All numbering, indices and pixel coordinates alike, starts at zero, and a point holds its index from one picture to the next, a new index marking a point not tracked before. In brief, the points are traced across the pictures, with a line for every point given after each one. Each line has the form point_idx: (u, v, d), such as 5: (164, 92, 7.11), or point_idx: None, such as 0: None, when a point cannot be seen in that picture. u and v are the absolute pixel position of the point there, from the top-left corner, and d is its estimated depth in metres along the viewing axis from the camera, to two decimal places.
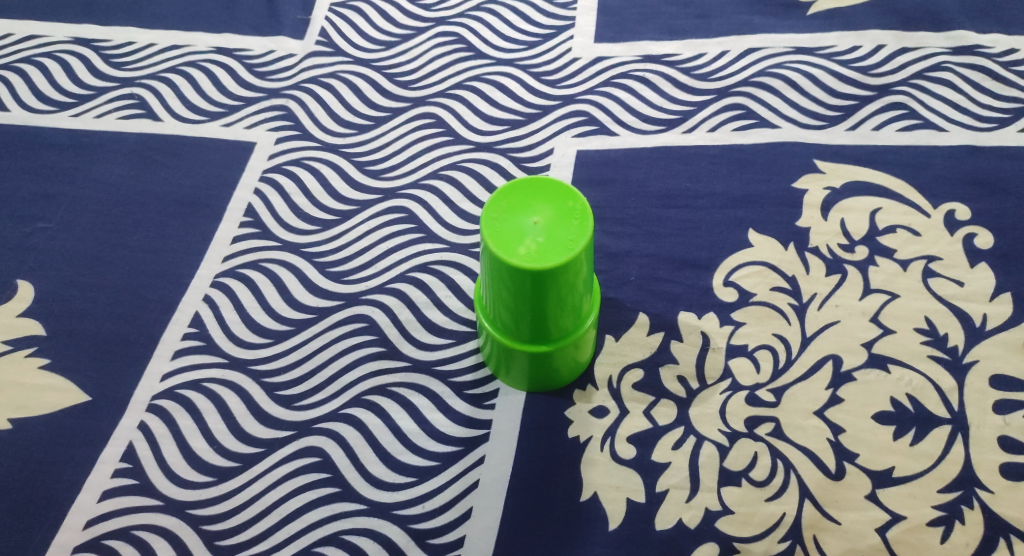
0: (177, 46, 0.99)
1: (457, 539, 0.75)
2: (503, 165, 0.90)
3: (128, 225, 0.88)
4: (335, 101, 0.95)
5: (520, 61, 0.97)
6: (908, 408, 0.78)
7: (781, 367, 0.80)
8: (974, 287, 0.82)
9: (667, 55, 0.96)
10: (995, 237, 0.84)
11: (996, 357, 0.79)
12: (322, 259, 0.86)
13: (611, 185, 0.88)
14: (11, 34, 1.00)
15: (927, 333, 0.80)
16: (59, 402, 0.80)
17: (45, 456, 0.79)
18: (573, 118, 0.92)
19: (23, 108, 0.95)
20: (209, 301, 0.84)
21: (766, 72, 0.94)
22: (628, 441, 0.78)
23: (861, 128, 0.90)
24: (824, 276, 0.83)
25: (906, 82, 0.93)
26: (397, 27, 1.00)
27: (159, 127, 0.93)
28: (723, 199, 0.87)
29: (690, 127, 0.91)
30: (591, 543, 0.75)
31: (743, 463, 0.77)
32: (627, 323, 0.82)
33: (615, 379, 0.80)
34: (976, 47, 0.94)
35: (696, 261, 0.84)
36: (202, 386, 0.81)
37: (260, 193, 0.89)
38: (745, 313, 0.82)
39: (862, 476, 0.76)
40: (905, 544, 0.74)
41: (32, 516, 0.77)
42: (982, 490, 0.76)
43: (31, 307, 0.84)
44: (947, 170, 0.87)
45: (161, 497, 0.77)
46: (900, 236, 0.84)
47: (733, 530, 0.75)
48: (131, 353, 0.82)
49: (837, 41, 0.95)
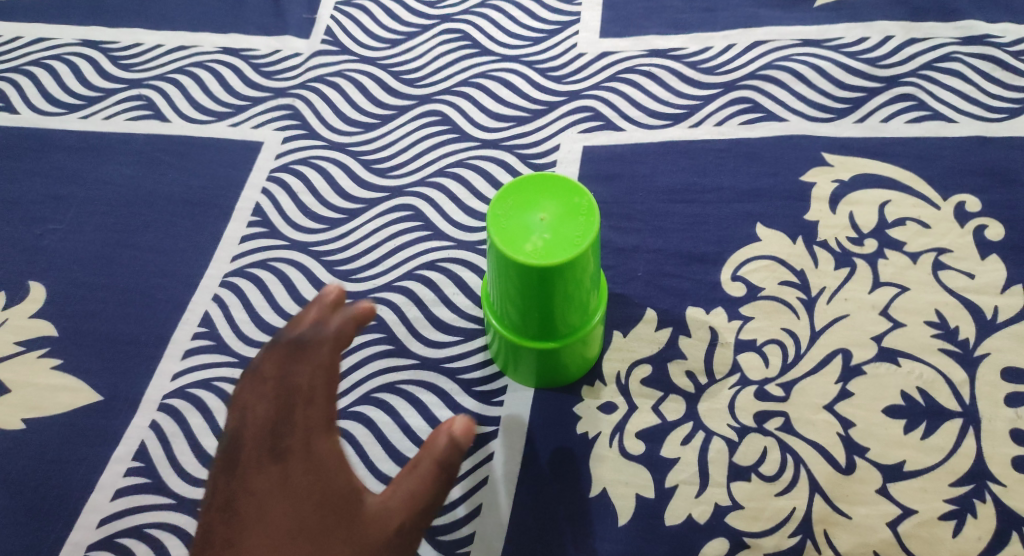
0: (185, 47, 0.99)
1: (467, 535, 0.75)
2: (510, 161, 0.90)
3: (138, 226, 0.89)
4: (342, 100, 0.95)
5: (525, 57, 0.96)
6: (919, 401, 0.78)
7: (790, 361, 0.79)
8: (985, 280, 0.81)
9: (673, 49, 0.95)
10: (1006, 228, 0.83)
11: (1007, 349, 0.79)
12: (330, 258, 0.86)
13: (618, 181, 0.88)
14: (20, 37, 1.00)
15: (938, 326, 0.80)
16: (71, 401, 0.81)
17: (58, 456, 0.79)
18: (579, 113, 0.92)
19: (33, 111, 0.95)
20: (219, 300, 0.85)
21: (773, 65, 0.93)
22: (637, 437, 0.78)
23: (869, 120, 0.89)
24: (833, 270, 0.83)
25: (914, 73, 0.92)
26: (402, 25, 1.00)
27: (167, 128, 0.94)
28: (731, 193, 0.87)
29: (696, 121, 0.91)
30: (600, 539, 0.75)
31: (752, 458, 0.77)
32: (636, 318, 0.82)
33: (624, 375, 0.80)
34: (985, 37, 0.93)
35: (704, 256, 0.84)
36: (212, 385, 0.81)
37: (267, 192, 0.90)
38: (753, 307, 0.82)
39: (873, 470, 0.76)
40: (917, 538, 0.74)
41: (47, 515, 0.77)
42: (994, 483, 0.75)
43: (43, 308, 0.85)
44: (957, 161, 0.87)
45: (173, 495, 0.78)
46: (910, 228, 0.84)
47: (743, 526, 0.75)
48: (142, 353, 0.83)
49: (845, 33, 0.95)
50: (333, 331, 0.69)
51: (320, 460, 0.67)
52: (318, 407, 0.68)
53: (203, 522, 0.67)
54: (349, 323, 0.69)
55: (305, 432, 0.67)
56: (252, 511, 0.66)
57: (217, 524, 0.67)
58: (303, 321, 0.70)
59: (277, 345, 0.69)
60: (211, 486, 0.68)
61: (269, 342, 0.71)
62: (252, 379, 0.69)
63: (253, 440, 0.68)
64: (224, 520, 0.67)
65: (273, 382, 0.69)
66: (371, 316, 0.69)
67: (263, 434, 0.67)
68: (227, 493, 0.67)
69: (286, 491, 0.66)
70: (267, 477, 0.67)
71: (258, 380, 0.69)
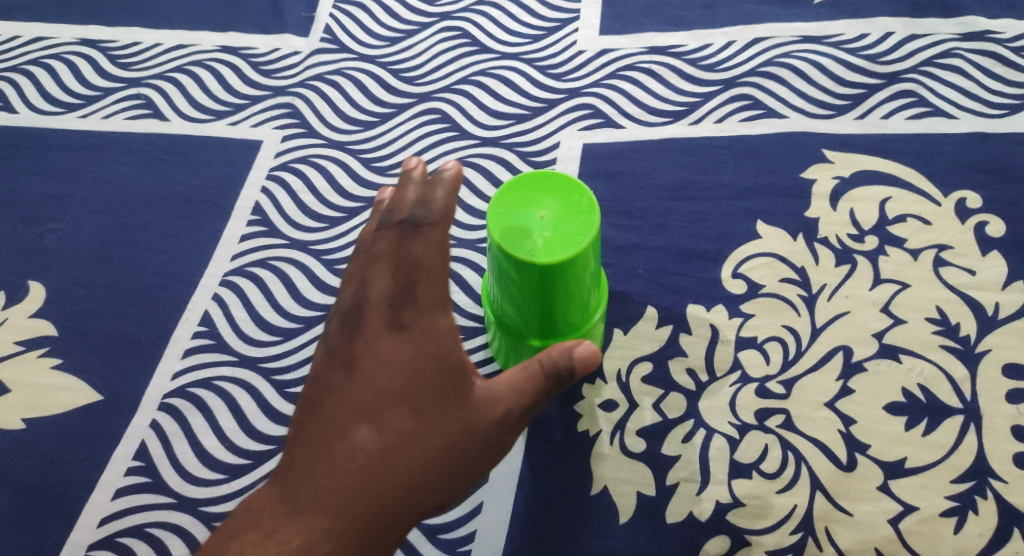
0: (183, 45, 0.99)
1: (468, 534, 0.75)
2: (509, 159, 0.90)
3: (137, 225, 0.88)
4: (342, 98, 0.95)
5: (524, 54, 0.96)
6: (920, 398, 0.78)
7: (791, 359, 0.79)
8: (986, 276, 0.81)
9: (673, 46, 0.95)
10: (1007, 224, 0.83)
11: (1008, 346, 0.79)
12: (330, 256, 0.86)
13: (618, 178, 0.88)
14: (18, 37, 1.00)
15: (939, 323, 0.80)
16: (71, 401, 0.81)
17: (58, 455, 0.79)
18: (579, 111, 0.92)
19: (32, 110, 0.95)
20: (218, 299, 0.85)
21: (773, 62, 0.93)
22: (638, 434, 0.78)
23: (870, 117, 0.89)
24: (833, 267, 0.82)
25: (914, 69, 0.92)
26: (401, 22, 0.99)
27: (166, 126, 0.94)
28: (731, 190, 0.87)
29: (696, 118, 0.91)
30: (602, 536, 0.75)
31: (753, 455, 0.77)
32: (636, 316, 0.82)
33: (624, 372, 0.80)
34: (986, 33, 0.93)
35: (705, 253, 0.84)
36: (212, 384, 0.81)
37: (267, 191, 0.89)
38: (754, 305, 0.81)
39: (874, 467, 0.76)
40: (918, 535, 0.74)
41: (47, 514, 0.77)
42: (996, 480, 0.75)
43: (43, 308, 0.85)
44: (957, 157, 0.86)
45: (173, 494, 0.78)
46: (910, 225, 0.84)
47: (744, 523, 0.75)
48: (142, 352, 0.83)
49: (845, 29, 0.94)
50: (435, 219, 0.68)
51: (437, 336, 0.67)
52: (435, 281, 0.67)
53: (312, 386, 0.68)
54: (450, 202, 0.68)
55: (427, 308, 0.67)
56: (366, 376, 0.66)
57: (328, 384, 0.67)
58: (411, 197, 0.69)
59: (392, 217, 0.69)
60: (323, 348, 0.68)
61: (378, 218, 0.70)
62: (368, 254, 0.69)
63: (376, 309, 0.67)
64: (336, 382, 0.67)
65: (388, 258, 0.68)
66: (462, 183, 0.68)
67: (384, 307, 0.67)
68: (340, 356, 0.67)
69: (401, 362, 0.66)
70: (383, 346, 0.67)
71: (371, 257, 0.68)
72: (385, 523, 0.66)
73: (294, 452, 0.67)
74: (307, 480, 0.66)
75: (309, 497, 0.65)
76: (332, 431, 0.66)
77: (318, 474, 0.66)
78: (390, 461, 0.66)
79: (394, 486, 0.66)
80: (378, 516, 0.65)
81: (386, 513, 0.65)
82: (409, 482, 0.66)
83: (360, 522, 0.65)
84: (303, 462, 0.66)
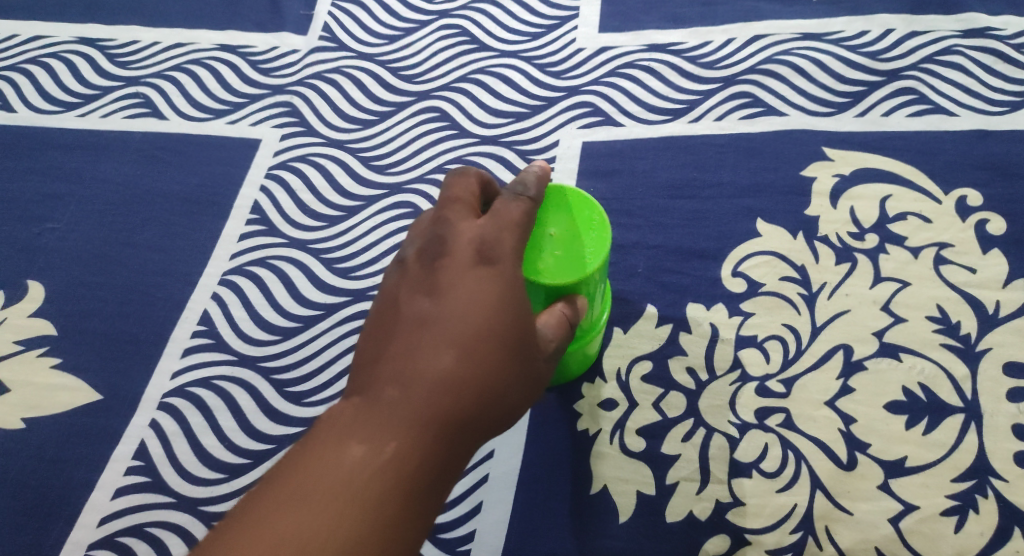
0: (182, 44, 0.98)
1: (468, 533, 0.76)
2: (508, 157, 0.90)
3: (136, 224, 0.88)
4: (341, 96, 0.94)
5: (524, 52, 0.96)
6: (920, 397, 0.77)
7: (791, 357, 0.79)
8: (987, 274, 0.81)
9: (673, 44, 0.95)
10: (1008, 222, 0.83)
11: (1009, 344, 0.78)
12: (329, 255, 0.86)
13: (618, 177, 0.88)
14: (17, 35, 1.00)
15: (940, 321, 0.80)
16: (70, 400, 0.81)
17: (57, 455, 0.79)
18: (579, 109, 0.92)
19: (31, 109, 0.95)
20: (218, 298, 0.85)
21: (772, 59, 0.93)
22: (638, 433, 0.77)
23: (870, 114, 0.89)
24: (833, 265, 0.82)
25: (915, 66, 0.91)
26: (400, 21, 0.99)
27: (165, 125, 0.93)
28: (731, 188, 0.86)
29: (696, 116, 0.90)
30: (602, 536, 0.75)
31: (753, 454, 0.76)
32: (636, 315, 0.82)
33: (624, 371, 0.80)
34: (987, 30, 0.92)
35: (704, 252, 0.84)
36: (211, 383, 0.81)
37: (266, 189, 0.89)
38: (754, 303, 0.81)
39: (874, 466, 0.76)
40: (918, 534, 0.74)
41: (47, 514, 0.77)
42: (996, 479, 0.75)
43: (41, 307, 0.85)
44: (958, 155, 0.86)
45: (172, 494, 0.78)
46: (911, 223, 0.84)
47: (744, 522, 0.75)
48: (141, 352, 0.83)
49: (845, 26, 0.94)
50: (531, 193, 0.70)
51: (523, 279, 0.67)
52: (517, 229, 0.68)
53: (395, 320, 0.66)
54: (545, 179, 0.71)
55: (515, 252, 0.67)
56: (449, 301, 0.65)
57: (410, 309, 0.66)
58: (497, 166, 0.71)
59: (476, 174, 0.70)
60: (401, 275, 0.67)
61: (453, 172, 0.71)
62: (445, 202, 0.69)
63: (464, 247, 0.67)
64: (421, 307, 0.66)
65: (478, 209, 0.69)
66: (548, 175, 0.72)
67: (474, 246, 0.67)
68: (421, 283, 0.66)
69: (487, 292, 0.65)
70: (475, 281, 0.66)
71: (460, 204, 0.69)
72: (459, 448, 0.64)
73: (375, 376, 0.64)
74: (389, 403, 0.63)
75: (391, 416, 0.63)
76: (413, 353, 0.64)
77: (396, 392, 0.64)
78: (471, 384, 0.64)
79: (469, 410, 0.64)
80: (451, 439, 0.63)
81: (458, 438, 0.64)
82: (485, 410, 0.64)
83: (435, 443, 0.63)
84: (378, 381, 0.64)
